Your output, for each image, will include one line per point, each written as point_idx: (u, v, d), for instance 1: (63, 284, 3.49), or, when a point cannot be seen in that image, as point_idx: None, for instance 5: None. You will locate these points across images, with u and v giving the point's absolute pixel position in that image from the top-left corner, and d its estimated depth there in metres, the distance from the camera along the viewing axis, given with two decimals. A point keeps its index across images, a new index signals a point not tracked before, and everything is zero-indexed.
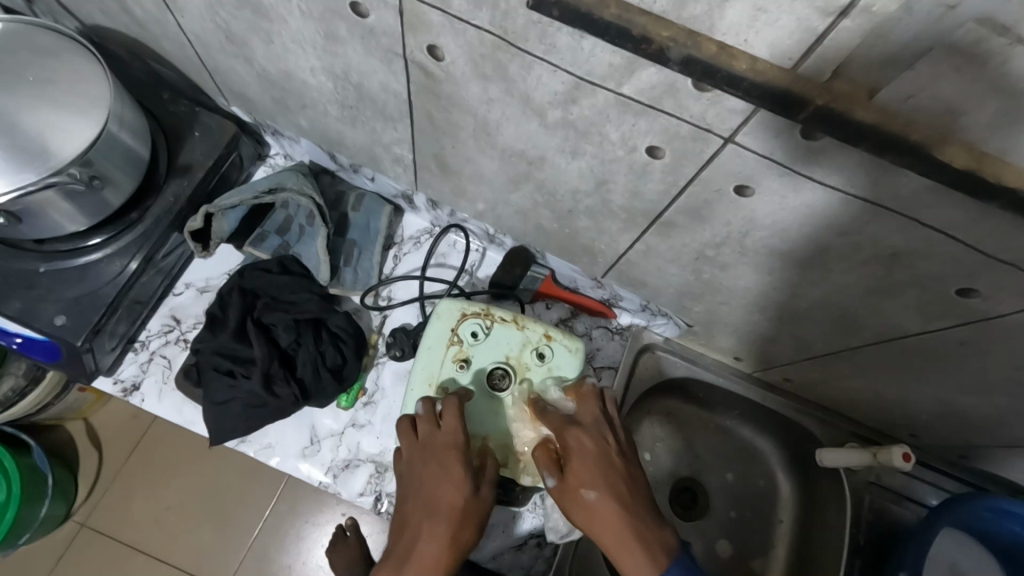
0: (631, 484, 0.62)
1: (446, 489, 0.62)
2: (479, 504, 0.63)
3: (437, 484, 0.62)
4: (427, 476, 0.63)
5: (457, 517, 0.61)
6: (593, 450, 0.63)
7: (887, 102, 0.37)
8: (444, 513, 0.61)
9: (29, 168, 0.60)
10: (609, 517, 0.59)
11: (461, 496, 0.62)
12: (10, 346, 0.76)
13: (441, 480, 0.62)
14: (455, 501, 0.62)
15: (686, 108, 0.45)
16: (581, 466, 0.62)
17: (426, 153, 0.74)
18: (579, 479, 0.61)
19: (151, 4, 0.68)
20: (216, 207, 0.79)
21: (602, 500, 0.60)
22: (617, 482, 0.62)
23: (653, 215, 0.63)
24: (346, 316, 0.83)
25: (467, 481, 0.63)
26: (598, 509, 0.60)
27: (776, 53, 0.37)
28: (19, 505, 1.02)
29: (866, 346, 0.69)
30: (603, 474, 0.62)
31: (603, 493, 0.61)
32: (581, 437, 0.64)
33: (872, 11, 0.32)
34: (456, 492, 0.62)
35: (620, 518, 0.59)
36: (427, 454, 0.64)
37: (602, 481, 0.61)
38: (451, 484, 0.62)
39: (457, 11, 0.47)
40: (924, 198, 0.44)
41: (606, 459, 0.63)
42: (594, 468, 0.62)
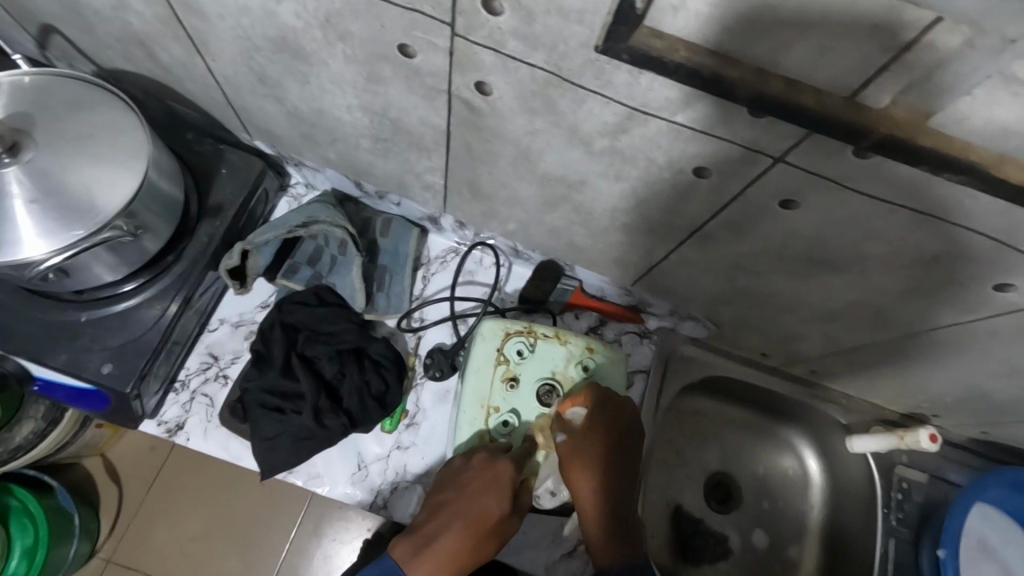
0: (626, 481, 0.69)
1: (488, 501, 0.67)
2: (510, 523, 0.68)
3: (483, 493, 0.67)
4: (477, 482, 0.67)
5: (487, 526, 0.67)
6: (610, 442, 0.69)
7: (943, 124, 0.39)
8: (482, 519, 0.67)
9: (79, 223, 0.60)
10: (602, 495, 0.66)
11: (497, 512, 0.67)
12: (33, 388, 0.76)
13: (487, 491, 0.67)
14: (490, 514, 0.67)
15: (740, 134, 0.47)
16: (600, 451, 0.68)
17: (459, 179, 0.75)
18: (594, 457, 0.67)
19: (180, 50, 0.68)
20: (250, 243, 0.80)
21: (603, 486, 0.67)
22: (619, 481, 0.68)
23: (691, 228, 0.65)
24: (386, 342, 0.85)
25: (508, 501, 0.67)
26: (598, 487, 0.66)
27: (836, 85, 0.39)
28: (47, 549, 1.02)
29: (896, 338, 0.72)
30: (614, 466, 0.68)
31: (608, 480, 0.67)
32: (611, 427, 0.69)
33: (936, 46, 0.34)
34: (496, 505, 0.67)
35: (610, 504, 0.67)
36: (485, 465, 0.68)
37: (610, 472, 0.68)
38: (495, 499, 0.67)
39: (512, 51, 0.48)
40: (970, 208, 0.46)
41: (618, 452, 0.69)
42: (608, 454, 0.68)
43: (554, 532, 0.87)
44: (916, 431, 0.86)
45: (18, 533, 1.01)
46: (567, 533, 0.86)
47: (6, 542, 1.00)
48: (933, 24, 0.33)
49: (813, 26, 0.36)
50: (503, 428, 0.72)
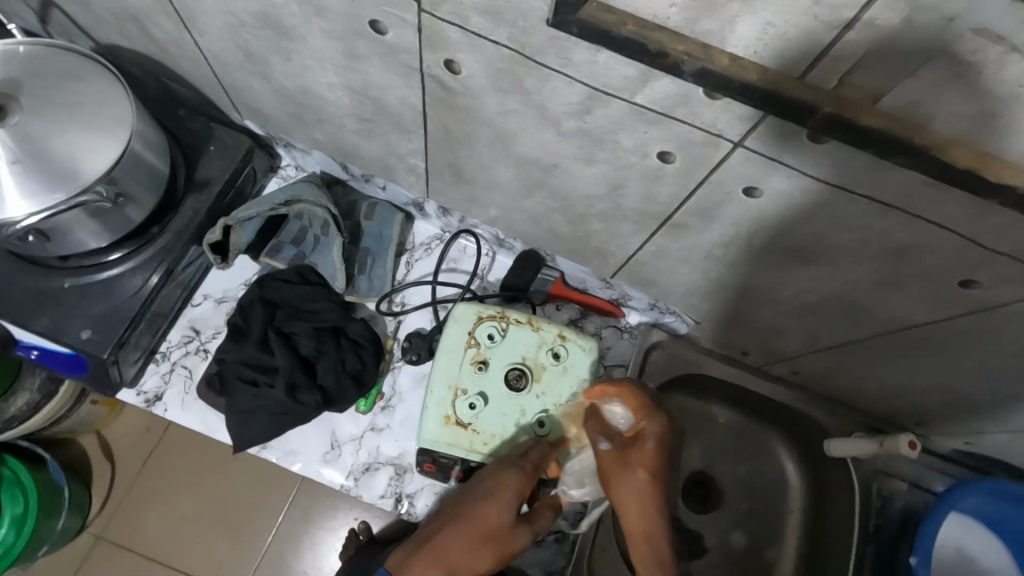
0: (669, 482, 0.67)
1: (490, 511, 0.64)
2: (513, 537, 0.65)
3: (486, 500, 0.65)
4: (482, 487, 0.66)
5: (486, 536, 0.64)
6: (660, 446, 0.65)
7: (891, 106, 0.39)
8: (479, 528, 0.64)
9: (59, 187, 0.62)
10: (647, 501, 0.64)
11: (498, 520, 0.64)
12: (29, 358, 0.78)
13: (490, 499, 0.65)
14: (492, 522, 0.64)
15: (699, 115, 0.48)
16: (648, 455, 0.65)
17: (441, 162, 0.76)
18: (642, 463, 0.64)
19: (170, 25, 0.70)
20: (233, 219, 0.81)
21: (650, 492, 0.64)
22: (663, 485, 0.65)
23: (663, 216, 0.65)
24: (364, 323, 0.85)
25: (513, 511, 0.65)
26: (643, 494, 0.64)
27: (786, 64, 0.39)
28: (37, 518, 1.04)
29: (872, 337, 0.71)
30: (659, 470, 0.65)
31: (654, 485, 0.64)
32: (660, 430, 0.65)
33: (875, 24, 0.35)
34: (499, 513, 0.65)
35: (654, 509, 0.64)
36: (494, 473, 0.66)
37: (656, 476, 0.65)
38: (498, 509, 0.65)
39: (476, 27, 0.49)
40: (926, 196, 0.46)
41: (667, 455, 0.66)
42: (657, 457, 0.65)
43: None
44: (897, 437, 0.84)
45: (9, 502, 1.02)
46: (537, 521, 0.87)
47: None
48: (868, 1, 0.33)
49: (756, 2, 0.36)
50: (469, 411, 0.72)
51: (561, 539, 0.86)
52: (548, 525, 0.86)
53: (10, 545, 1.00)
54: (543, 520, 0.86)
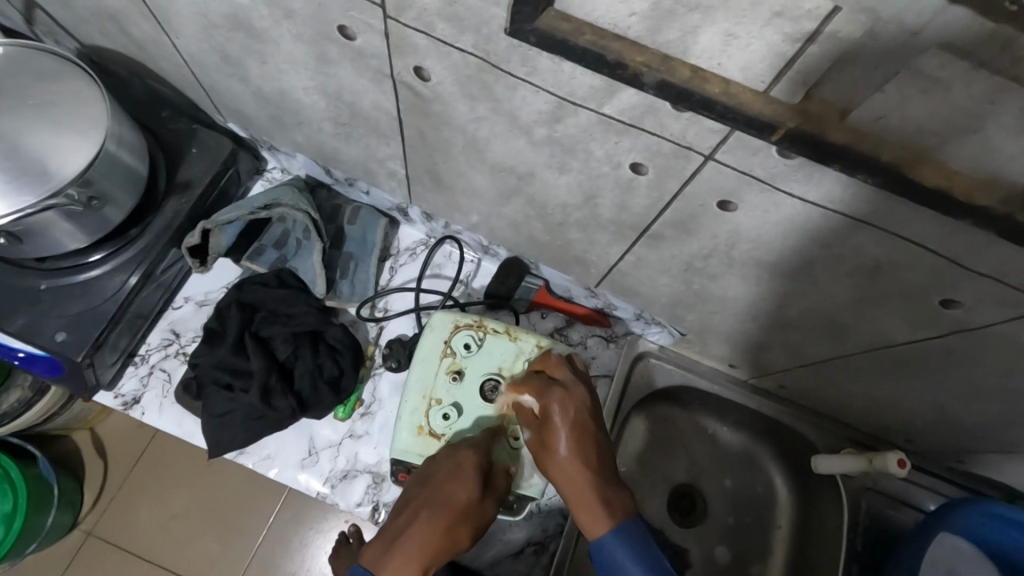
0: (600, 445, 0.63)
1: (455, 487, 0.63)
2: (483, 509, 0.64)
3: (449, 479, 0.64)
4: (442, 468, 0.65)
5: (457, 512, 0.62)
6: (568, 410, 0.63)
7: (859, 122, 0.38)
8: (451, 504, 0.62)
9: (30, 190, 0.62)
10: (575, 469, 0.60)
11: (466, 497, 0.63)
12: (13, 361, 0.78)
13: (454, 477, 0.64)
14: (460, 499, 0.63)
15: (667, 127, 0.46)
16: (558, 424, 0.63)
17: (419, 167, 0.75)
18: (556, 432, 0.62)
19: (148, 25, 0.69)
20: (213, 222, 0.81)
21: (572, 457, 0.61)
22: (589, 448, 0.62)
23: (641, 227, 0.64)
24: (343, 328, 0.85)
25: (477, 483, 0.64)
26: (568, 463, 0.61)
27: (749, 77, 0.38)
28: (26, 515, 1.03)
29: (856, 353, 0.69)
30: (577, 434, 0.62)
31: (576, 449, 0.61)
32: (561, 398, 0.64)
33: (837, 38, 0.33)
34: (466, 488, 0.64)
35: (588, 476, 0.60)
36: (449, 454, 0.66)
37: (575, 438, 0.62)
38: (463, 483, 0.64)
39: (441, 34, 0.48)
40: (900, 213, 0.44)
41: (581, 416, 0.63)
42: (569, 422, 0.63)
43: (502, 531, 0.86)
44: (886, 456, 0.83)
45: None
46: (515, 533, 0.86)
47: None
48: (830, 14, 0.32)
49: (715, 11, 0.35)
50: (443, 421, 0.71)
51: (539, 551, 0.85)
52: (526, 537, 0.85)
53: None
54: (521, 532, 0.85)
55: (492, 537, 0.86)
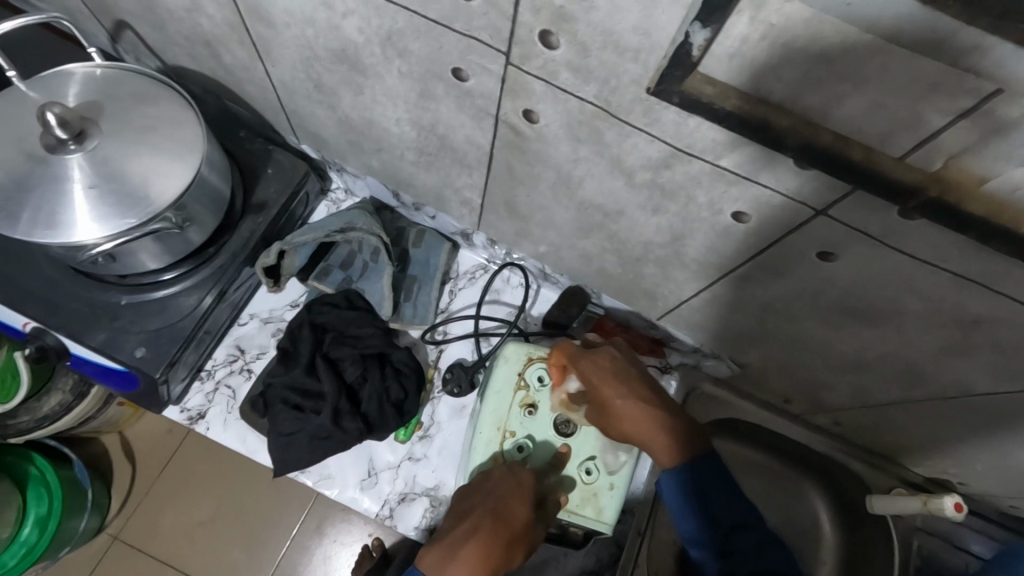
0: (648, 385, 0.65)
1: (513, 507, 0.65)
2: (534, 531, 0.67)
3: (508, 499, 0.66)
4: (501, 488, 0.67)
5: (514, 532, 0.64)
6: (604, 367, 0.66)
7: (996, 191, 0.38)
8: (509, 524, 0.64)
9: (131, 212, 0.63)
10: (636, 412, 0.62)
11: (523, 517, 0.65)
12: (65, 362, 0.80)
13: (513, 494, 0.66)
14: (516, 520, 0.65)
15: (783, 181, 0.47)
16: (603, 381, 0.65)
17: (498, 198, 0.77)
18: (603, 388, 0.64)
19: (244, 53, 0.71)
20: (288, 244, 0.83)
21: (629, 401, 0.63)
22: (637, 387, 0.64)
23: (725, 268, 0.65)
24: (408, 351, 0.86)
25: (531, 505, 0.67)
26: (628, 410, 0.62)
27: (889, 143, 0.39)
28: (61, 518, 0.99)
29: (929, 399, 0.69)
30: (619, 381, 0.64)
31: (624, 393, 0.63)
32: (595, 361, 0.67)
33: (994, 115, 0.34)
34: (523, 509, 0.66)
35: (648, 413, 0.61)
36: (507, 472, 0.68)
37: (618, 385, 0.64)
38: (520, 505, 0.66)
39: (563, 82, 0.49)
40: (1017, 275, 0.44)
41: (621, 368, 0.66)
42: (611, 377, 0.65)
43: (556, 559, 0.86)
44: (942, 498, 0.80)
45: (32, 502, 0.98)
46: (570, 562, 0.86)
47: (19, 510, 0.97)
48: (990, 94, 0.33)
49: (868, 83, 0.36)
50: (516, 452, 0.72)
51: None
52: (582, 567, 0.85)
53: (32, 546, 0.96)
54: (576, 561, 0.86)
55: (546, 566, 0.86)
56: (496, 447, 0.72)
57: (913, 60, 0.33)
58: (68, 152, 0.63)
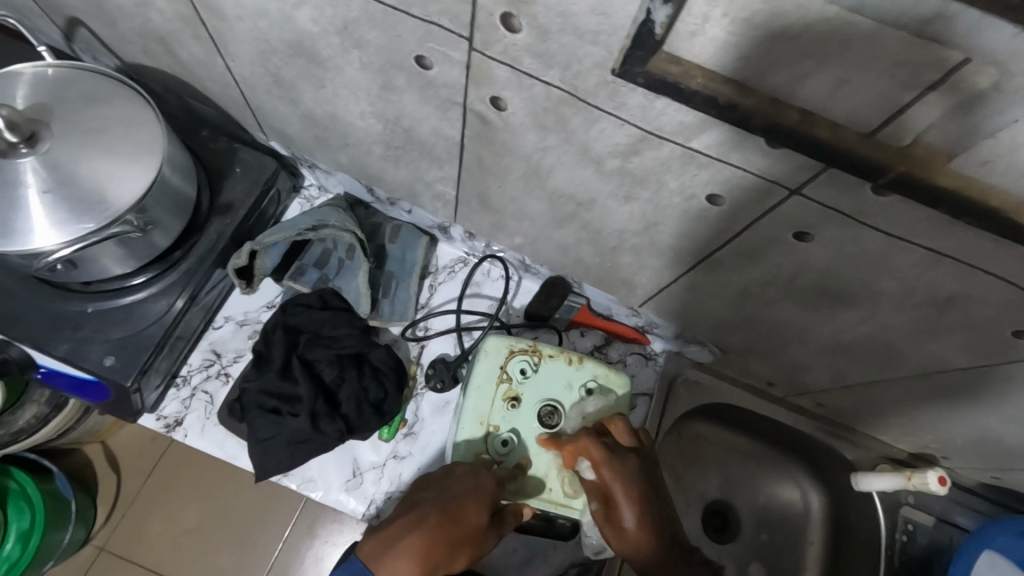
0: (664, 514, 0.64)
1: (466, 512, 0.64)
2: (485, 539, 0.66)
3: (463, 501, 0.65)
4: (460, 486, 0.66)
5: (462, 535, 0.64)
6: (632, 488, 0.63)
7: (964, 166, 0.38)
8: (458, 525, 0.64)
9: (89, 216, 0.61)
10: (645, 545, 0.62)
11: (475, 522, 0.65)
12: (35, 373, 0.78)
13: (469, 499, 0.65)
14: (468, 523, 0.64)
15: (754, 162, 0.46)
16: (625, 502, 0.63)
17: (470, 191, 0.75)
18: (623, 510, 0.63)
19: (201, 49, 0.69)
20: (259, 244, 0.81)
21: (642, 532, 0.62)
22: (655, 518, 0.63)
23: (701, 254, 0.64)
24: (388, 350, 0.84)
25: (488, 513, 0.65)
26: (638, 539, 0.62)
27: (857, 120, 0.38)
28: (43, 533, 0.97)
29: (909, 377, 0.69)
30: (644, 509, 0.63)
31: (642, 525, 0.62)
32: (626, 477, 0.63)
33: (959, 87, 0.33)
34: (476, 515, 0.65)
35: (658, 550, 0.62)
36: (469, 473, 0.67)
37: (641, 511, 0.63)
38: (475, 510, 0.65)
39: (527, 68, 0.48)
40: (989, 250, 0.44)
41: (645, 491, 0.64)
42: (635, 501, 0.63)
43: (545, 552, 0.86)
44: (925, 473, 0.81)
45: (13, 516, 0.96)
46: (559, 554, 0.85)
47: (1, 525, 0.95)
48: (958, 64, 0.32)
49: (832, 59, 0.35)
50: (500, 447, 0.71)
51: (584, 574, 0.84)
52: (570, 558, 0.85)
53: (15, 561, 0.94)
54: (565, 552, 0.85)
55: (536, 559, 0.85)
56: (474, 452, 0.71)
57: (877, 33, 0.32)
58: (21, 156, 0.61)
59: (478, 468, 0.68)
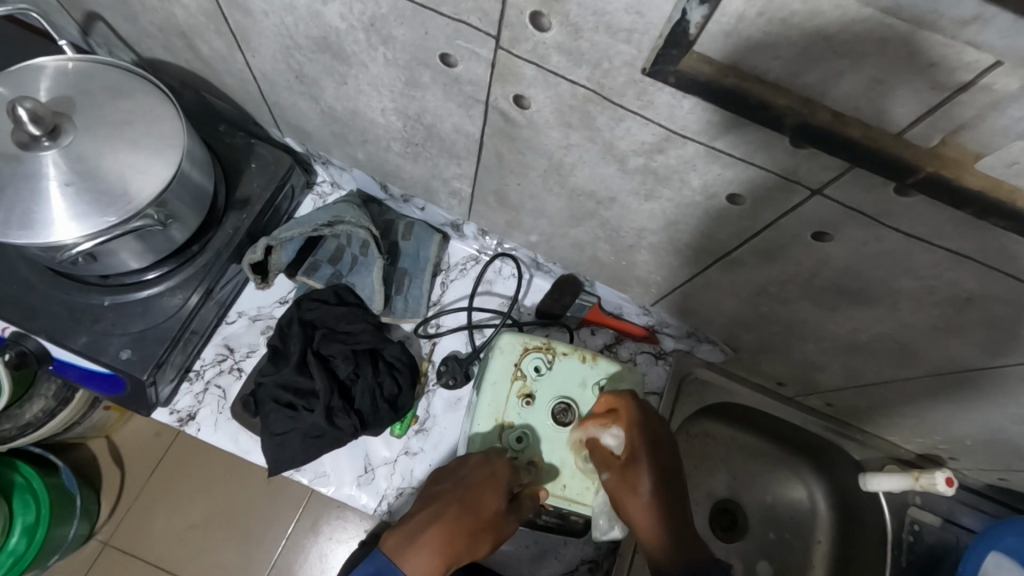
0: (676, 492, 0.68)
1: (484, 497, 0.67)
2: (504, 522, 0.69)
3: (480, 488, 0.68)
4: (475, 474, 0.68)
5: (482, 520, 0.68)
6: (654, 457, 0.68)
7: (990, 167, 0.39)
8: (477, 512, 0.68)
9: (111, 210, 0.61)
10: (656, 511, 0.66)
11: (494, 507, 0.68)
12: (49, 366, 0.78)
13: (485, 486, 0.68)
14: (487, 508, 0.68)
15: (778, 161, 0.47)
16: (645, 467, 0.67)
17: (487, 188, 0.76)
18: (642, 474, 0.66)
19: (223, 44, 0.69)
20: (275, 239, 0.82)
21: (655, 501, 0.66)
22: (668, 493, 0.67)
23: (719, 252, 0.65)
24: (401, 346, 0.85)
25: (505, 497, 0.68)
26: (650, 506, 0.66)
27: (886, 120, 0.39)
28: (49, 526, 0.97)
29: (922, 377, 0.70)
30: (661, 481, 0.67)
31: (655, 494, 0.66)
32: (650, 445, 0.68)
33: (991, 89, 0.34)
34: (494, 501, 0.68)
35: (664, 519, 0.66)
36: (482, 460, 0.69)
37: (659, 481, 0.67)
38: (493, 495, 0.68)
39: (554, 66, 0.48)
40: (1011, 251, 0.44)
41: (664, 465, 0.68)
42: (655, 469, 0.67)
43: (556, 548, 0.86)
44: (933, 473, 0.82)
45: (19, 510, 0.96)
46: (570, 550, 0.86)
47: (7, 519, 0.95)
48: (989, 67, 0.32)
49: (865, 60, 0.35)
50: (516, 443, 0.71)
51: (594, 570, 0.85)
52: (581, 554, 0.85)
53: (20, 556, 0.94)
54: (576, 548, 0.86)
55: (547, 555, 0.86)
56: (490, 447, 0.71)
57: (911, 35, 0.33)
58: (42, 149, 0.61)
59: (490, 456, 0.70)
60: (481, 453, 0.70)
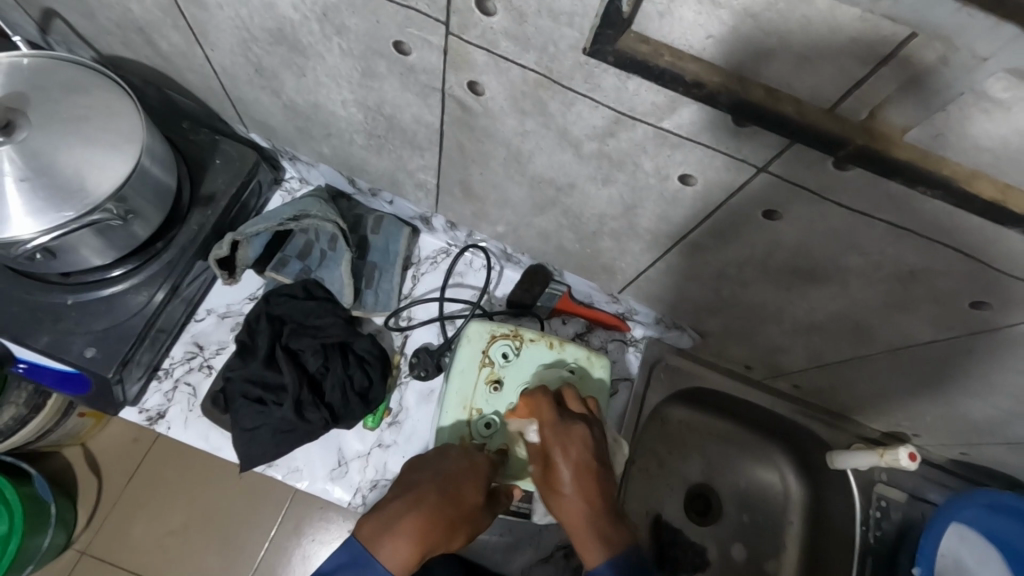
0: (604, 486, 0.63)
1: (467, 489, 0.65)
2: (479, 518, 0.66)
3: (463, 479, 0.65)
4: (457, 465, 0.66)
5: (462, 513, 0.64)
6: (570, 452, 0.63)
7: (917, 140, 0.40)
8: (459, 503, 0.64)
9: (68, 205, 0.61)
10: (579, 508, 0.61)
11: (473, 500, 0.65)
12: (16, 369, 0.77)
13: (469, 477, 0.66)
14: (467, 500, 0.64)
15: (723, 141, 0.48)
16: (562, 463, 0.63)
17: (451, 179, 0.76)
18: (559, 471, 0.63)
19: (180, 38, 0.69)
20: (241, 234, 0.81)
21: (575, 496, 0.62)
22: (591, 488, 0.62)
23: (678, 236, 0.66)
24: (371, 339, 0.85)
25: (485, 492, 0.66)
26: (571, 502, 0.61)
27: (817, 96, 0.40)
28: (22, 534, 0.96)
29: (878, 354, 0.71)
30: (581, 476, 0.62)
31: (575, 490, 0.62)
32: (565, 440, 0.64)
33: (910, 62, 0.35)
34: (475, 492, 0.65)
35: (588, 518, 0.61)
36: (464, 454, 0.68)
37: (577, 474, 0.62)
38: (474, 487, 0.65)
39: (504, 51, 0.49)
40: (943, 222, 0.46)
41: (587, 459, 0.63)
42: (573, 464, 0.63)
43: (532, 536, 0.87)
44: (897, 450, 0.83)
45: None
46: (546, 536, 0.87)
47: None
48: (907, 40, 0.34)
49: (791, 37, 0.37)
50: (484, 430, 0.72)
51: (569, 555, 0.86)
52: (557, 540, 0.86)
53: None
54: (552, 534, 0.86)
55: (522, 543, 0.87)
56: (452, 443, 0.71)
57: (832, 10, 0.34)
58: None
59: (470, 451, 0.69)
60: (460, 449, 0.68)
